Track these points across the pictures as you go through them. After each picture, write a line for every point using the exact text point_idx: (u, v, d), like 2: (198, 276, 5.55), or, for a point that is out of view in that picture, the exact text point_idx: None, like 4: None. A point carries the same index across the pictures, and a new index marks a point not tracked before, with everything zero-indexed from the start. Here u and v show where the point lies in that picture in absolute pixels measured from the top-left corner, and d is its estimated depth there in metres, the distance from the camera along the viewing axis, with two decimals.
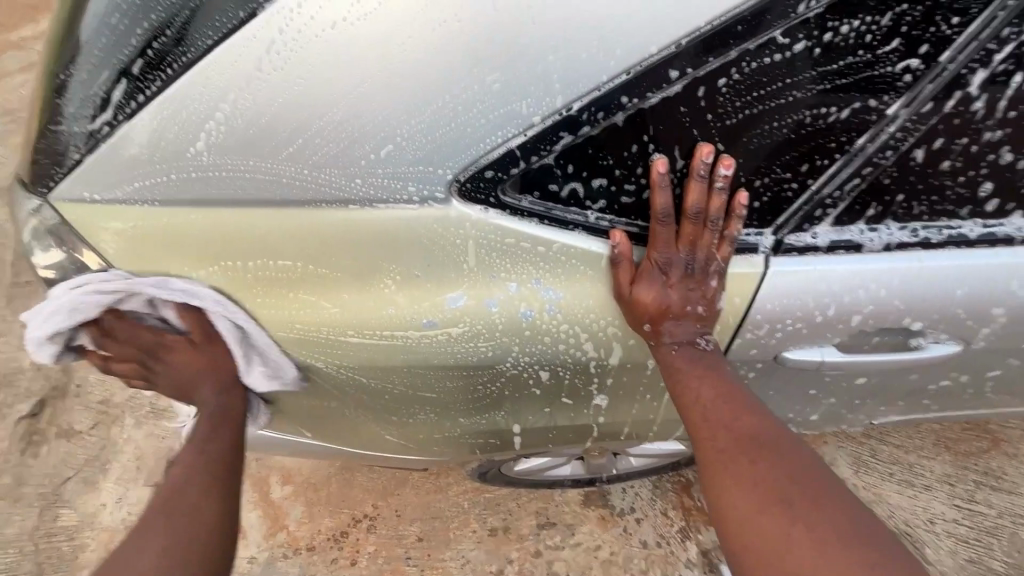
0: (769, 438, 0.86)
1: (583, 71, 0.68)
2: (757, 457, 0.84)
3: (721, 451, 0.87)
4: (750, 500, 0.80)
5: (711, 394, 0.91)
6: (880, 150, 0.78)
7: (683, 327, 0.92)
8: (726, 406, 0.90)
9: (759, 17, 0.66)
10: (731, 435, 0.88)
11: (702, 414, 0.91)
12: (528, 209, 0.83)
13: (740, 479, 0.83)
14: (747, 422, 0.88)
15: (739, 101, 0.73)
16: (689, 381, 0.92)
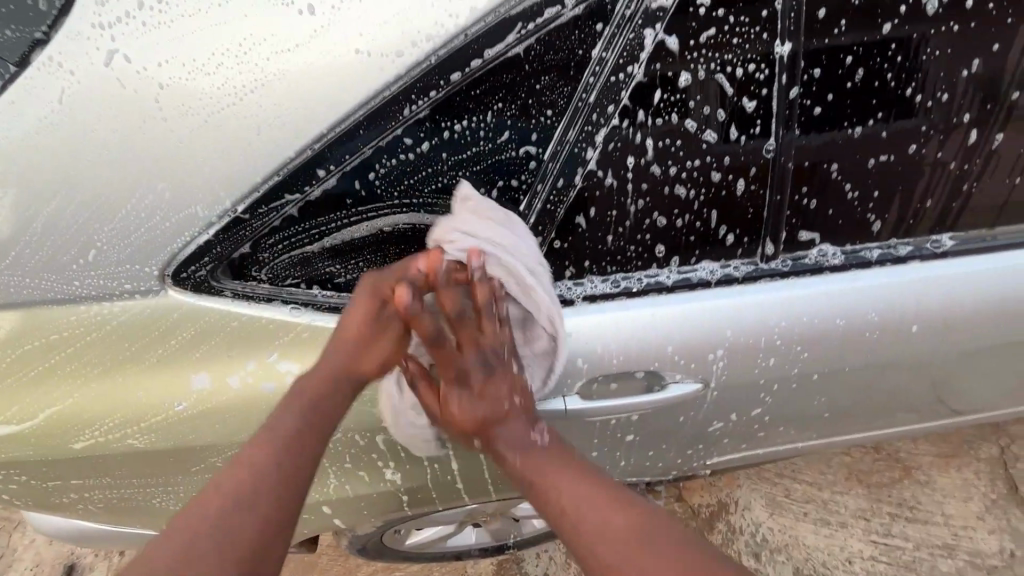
0: (618, 516, 0.88)
1: (236, 174, 0.78)
2: (609, 535, 0.87)
3: (563, 498, 0.93)
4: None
5: (547, 489, 0.95)
6: (540, 221, 0.89)
7: (519, 430, 1.00)
8: (560, 462, 0.98)
9: (373, 121, 0.77)
10: (558, 475, 0.95)
11: (540, 454, 0.98)
12: (245, 292, 0.91)
13: (575, 508, 0.92)
14: (611, 514, 0.89)
15: (397, 191, 0.84)
16: (526, 466, 0.98)
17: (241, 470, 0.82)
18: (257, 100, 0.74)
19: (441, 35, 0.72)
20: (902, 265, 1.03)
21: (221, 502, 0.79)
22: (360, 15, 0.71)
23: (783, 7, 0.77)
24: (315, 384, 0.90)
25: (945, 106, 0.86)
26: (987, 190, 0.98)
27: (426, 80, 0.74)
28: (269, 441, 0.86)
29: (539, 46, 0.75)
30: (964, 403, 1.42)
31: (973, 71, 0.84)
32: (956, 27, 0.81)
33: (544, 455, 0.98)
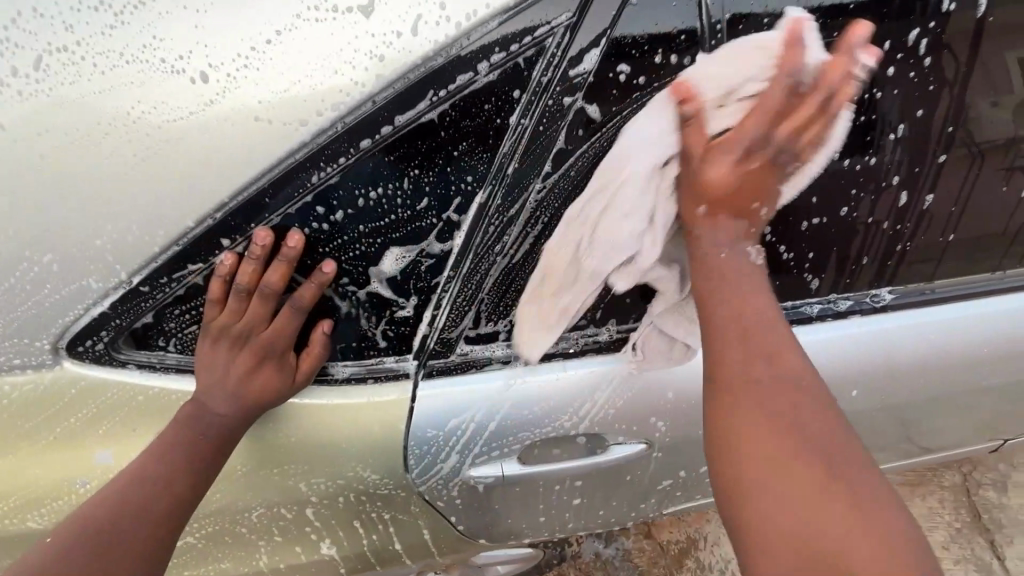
0: (807, 412, 0.74)
1: (129, 243, 0.73)
2: (791, 430, 0.73)
3: (770, 385, 0.76)
4: (781, 440, 0.72)
5: (762, 364, 0.77)
6: (467, 287, 0.85)
7: (739, 274, 0.82)
8: (767, 336, 0.79)
9: (279, 189, 0.72)
10: (761, 364, 0.77)
11: (745, 337, 0.78)
12: (150, 361, 0.85)
13: (763, 401, 0.75)
14: (785, 357, 0.78)
15: (310, 258, 0.79)
16: (734, 369, 0.77)
17: (123, 478, 0.80)
18: (149, 167, 0.69)
19: (347, 102, 0.68)
20: (843, 320, 1.02)
21: (111, 492, 0.80)
22: (258, 82, 0.67)
23: (705, 73, 0.75)
24: (210, 406, 0.84)
25: (873, 169, 0.86)
26: (922, 246, 0.97)
27: (334, 147, 0.71)
28: (161, 454, 0.82)
29: (453, 112, 0.71)
30: (921, 444, 1.40)
31: (899, 135, 0.84)
32: (878, 93, 0.80)
33: (768, 326, 0.79)
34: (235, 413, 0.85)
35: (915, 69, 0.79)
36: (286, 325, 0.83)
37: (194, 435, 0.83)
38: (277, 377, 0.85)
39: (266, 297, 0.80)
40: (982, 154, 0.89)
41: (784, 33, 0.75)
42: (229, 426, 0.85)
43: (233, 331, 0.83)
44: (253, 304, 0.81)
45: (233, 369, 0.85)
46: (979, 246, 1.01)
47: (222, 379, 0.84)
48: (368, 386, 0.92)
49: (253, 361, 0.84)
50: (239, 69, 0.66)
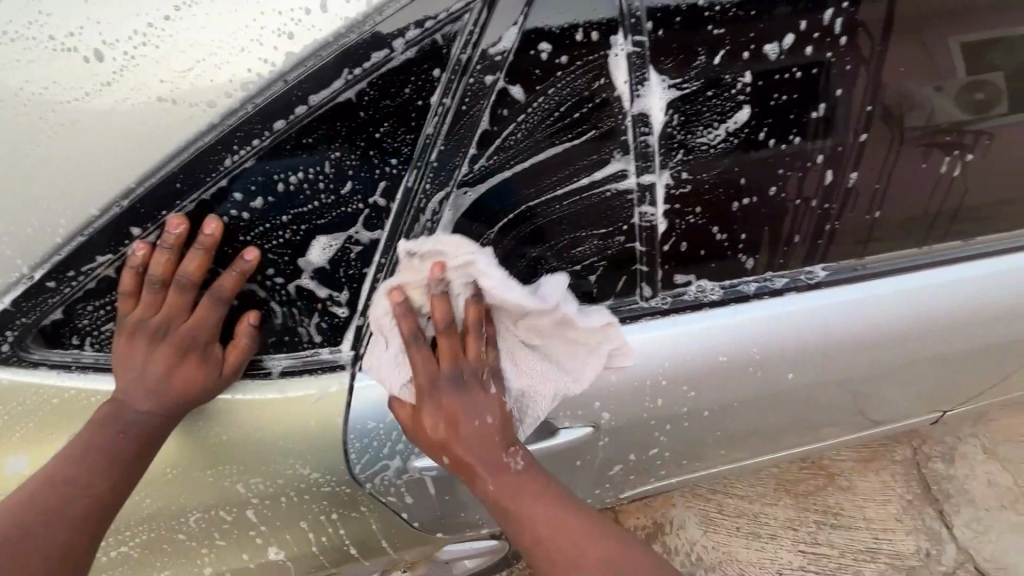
0: (571, 517, 0.90)
1: (31, 234, 0.69)
2: (552, 522, 0.89)
3: (537, 495, 0.90)
4: (542, 530, 0.89)
5: (523, 481, 0.91)
6: (400, 274, 0.82)
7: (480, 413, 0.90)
8: (470, 447, 0.90)
9: (190, 175, 0.69)
10: (513, 477, 0.90)
11: (465, 449, 0.90)
12: (63, 361, 0.80)
13: (533, 506, 0.90)
14: (509, 469, 0.91)
15: (231, 247, 0.76)
16: (504, 489, 0.90)
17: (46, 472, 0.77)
18: (46, 152, 0.66)
19: (256, 82, 0.66)
20: (780, 298, 1.04)
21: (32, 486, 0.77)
22: (158, 61, 0.64)
23: (627, 53, 0.75)
24: (128, 404, 0.80)
25: (797, 148, 0.88)
26: (850, 223, 1.00)
27: (245, 129, 0.68)
28: (81, 451, 0.78)
29: (372, 91, 0.69)
30: (865, 417, 1.43)
31: (821, 114, 0.86)
32: (799, 72, 0.81)
33: (474, 445, 0.90)
34: (161, 409, 0.82)
35: (832, 49, 0.81)
36: (211, 315, 0.80)
37: (113, 436, 0.79)
38: (199, 370, 0.81)
39: (185, 287, 0.77)
40: (903, 132, 0.92)
41: (703, 13, 0.75)
42: (155, 422, 0.82)
43: (150, 326, 0.79)
44: (170, 297, 0.77)
45: (154, 366, 0.81)
46: (905, 222, 1.05)
47: (143, 376, 0.81)
48: (304, 378, 0.89)
49: (176, 356, 0.81)
50: (135, 47, 0.63)
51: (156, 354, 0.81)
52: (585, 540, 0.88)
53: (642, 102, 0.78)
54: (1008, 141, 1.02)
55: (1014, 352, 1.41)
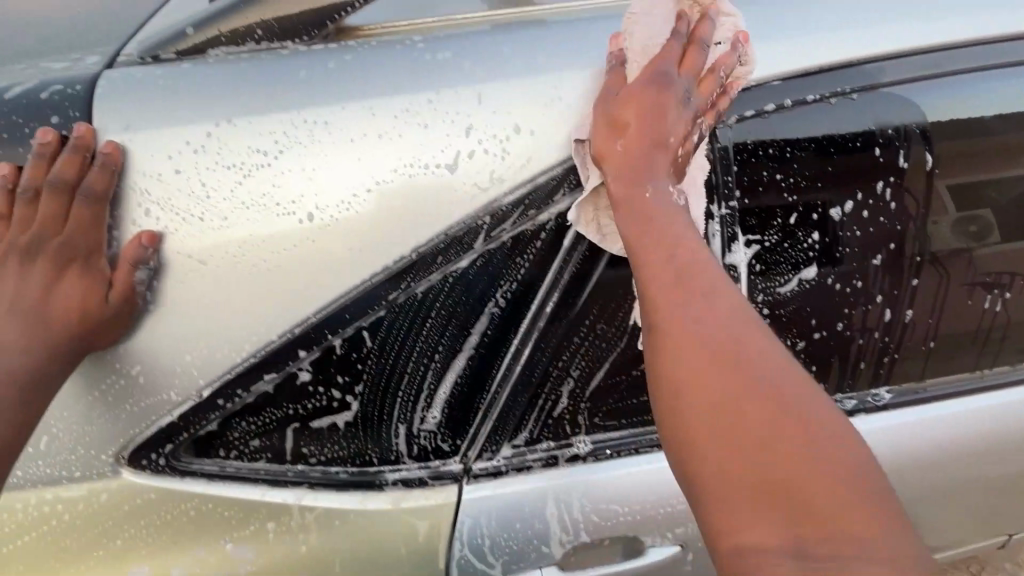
0: (771, 376, 0.66)
1: (217, 356, 0.80)
2: (732, 359, 0.67)
3: (750, 365, 0.67)
4: (745, 454, 0.63)
5: (714, 333, 0.69)
6: (515, 393, 0.93)
7: (667, 205, 0.79)
8: (665, 275, 0.74)
9: (357, 309, 0.82)
10: (687, 286, 0.72)
11: (674, 246, 0.76)
12: (205, 470, 0.87)
13: (712, 412, 0.65)
14: (698, 308, 0.71)
15: (377, 367, 0.87)
16: (693, 275, 0.73)
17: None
18: (244, 287, 0.78)
19: (424, 236, 0.79)
20: (853, 418, 1.10)
21: None
22: (354, 220, 0.78)
23: (722, 215, 0.90)
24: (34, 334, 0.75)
25: (859, 290, 1.01)
26: (908, 351, 1.10)
27: (408, 273, 0.81)
28: None
29: (516, 241, 0.84)
30: (937, 540, 1.41)
31: (879, 263, 1.00)
32: (856, 230, 0.97)
33: (708, 279, 0.73)
34: (56, 340, 0.75)
35: (885, 213, 0.97)
36: (83, 228, 0.74)
37: (13, 375, 0.73)
38: (73, 292, 0.75)
39: (65, 194, 0.73)
40: (948, 274, 1.05)
41: (781, 184, 0.91)
42: (55, 370, 0.75)
43: (21, 241, 0.74)
44: (44, 203, 0.73)
45: (43, 288, 0.75)
46: (956, 352, 1.15)
47: (51, 309, 0.75)
48: (417, 490, 0.93)
49: (101, 317, 0.74)
50: (337, 210, 0.77)
51: (74, 297, 0.74)
52: (834, 440, 0.63)
53: (731, 256, 0.92)
54: None
55: None
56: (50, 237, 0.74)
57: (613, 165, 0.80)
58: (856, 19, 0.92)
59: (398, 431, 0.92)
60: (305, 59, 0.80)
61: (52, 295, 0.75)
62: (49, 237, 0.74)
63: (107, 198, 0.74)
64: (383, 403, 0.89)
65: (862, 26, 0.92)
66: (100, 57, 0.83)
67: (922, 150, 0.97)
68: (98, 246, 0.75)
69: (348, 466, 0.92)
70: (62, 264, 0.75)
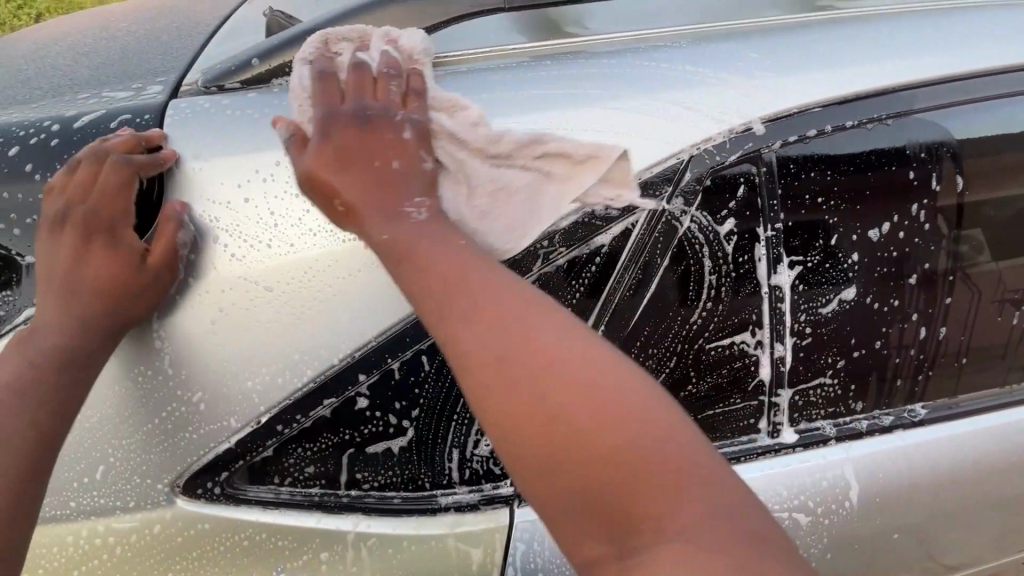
0: (603, 398, 0.61)
1: (278, 382, 0.79)
2: (546, 387, 0.61)
3: (566, 389, 0.61)
4: (566, 492, 0.59)
5: (493, 357, 0.63)
6: None
7: (417, 227, 0.71)
8: (462, 302, 0.66)
9: (417, 332, 0.82)
10: (472, 316, 0.65)
11: (433, 269, 0.68)
12: (260, 497, 0.86)
13: (544, 455, 0.60)
14: (509, 335, 0.64)
15: (434, 390, 0.87)
16: (487, 292, 0.67)
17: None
18: (307, 312, 0.78)
19: None
20: (889, 434, 1.12)
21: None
22: None
23: (768, 237, 0.93)
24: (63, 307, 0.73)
25: (895, 309, 1.04)
26: (942, 368, 1.13)
27: None
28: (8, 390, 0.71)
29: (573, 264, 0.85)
30: (972, 556, 1.41)
31: (913, 283, 1.03)
32: (892, 250, 1.00)
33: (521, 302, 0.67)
34: (87, 313, 0.73)
35: (919, 234, 1.01)
36: (115, 198, 0.73)
37: (53, 355, 0.72)
38: (102, 260, 0.73)
39: (99, 171, 0.74)
40: (979, 291, 1.08)
41: (823, 206, 0.95)
42: (92, 350, 0.73)
43: (54, 211, 0.73)
44: (78, 174, 0.74)
45: (75, 263, 0.73)
46: (986, 367, 1.17)
47: (83, 284, 0.73)
48: (469, 514, 0.93)
49: (137, 289, 0.73)
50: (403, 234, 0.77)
51: (108, 271, 0.73)
52: (688, 447, 0.61)
53: (776, 277, 0.95)
54: None
55: None
56: (78, 205, 0.73)
57: (353, 177, 0.72)
58: (888, 51, 0.96)
59: (452, 455, 0.92)
60: None
61: (79, 265, 0.73)
62: (77, 207, 0.73)
63: (138, 168, 0.73)
64: (438, 426, 0.89)
65: (894, 57, 0.96)
66: (162, 88, 0.85)
67: (952, 173, 1.01)
68: (128, 212, 0.74)
69: (402, 491, 0.91)
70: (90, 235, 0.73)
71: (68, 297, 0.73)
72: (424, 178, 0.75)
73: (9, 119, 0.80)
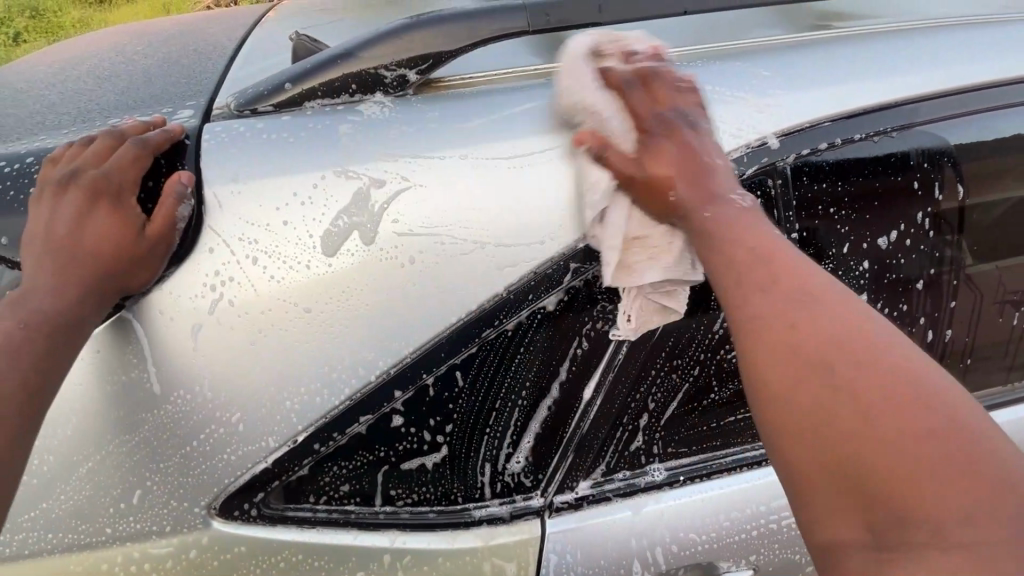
0: (882, 366, 0.60)
1: (315, 401, 0.80)
2: (838, 354, 0.61)
3: (863, 354, 0.60)
4: (847, 459, 0.57)
5: (819, 331, 0.62)
6: (595, 424, 0.96)
7: (738, 213, 0.72)
8: (787, 270, 0.66)
9: (451, 347, 0.83)
10: (767, 283, 0.65)
11: (731, 245, 0.69)
12: (296, 516, 0.86)
13: (808, 420, 0.60)
14: (829, 300, 0.65)
15: (467, 403, 0.88)
16: (751, 258, 0.68)
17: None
18: (344, 330, 0.79)
19: (518, 274, 0.82)
20: None
21: None
22: (452, 262, 0.80)
23: None
24: (55, 268, 0.70)
25: (905, 313, 1.08)
26: (949, 368, 1.17)
27: (501, 311, 0.83)
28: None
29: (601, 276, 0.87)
30: None
31: (920, 287, 1.08)
32: (901, 256, 1.04)
33: (819, 280, 0.66)
34: (80, 273, 0.70)
35: (924, 240, 1.05)
36: (125, 169, 0.75)
37: (46, 317, 0.69)
38: (102, 224, 0.72)
39: (115, 147, 0.77)
40: (981, 294, 1.13)
41: (835, 216, 0.98)
42: (87, 313, 0.71)
43: (58, 176, 0.73)
44: (89, 148, 0.76)
45: (73, 224, 0.71)
46: (988, 367, 1.22)
47: (80, 245, 0.71)
48: (502, 527, 0.93)
49: (138, 252, 0.72)
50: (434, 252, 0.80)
51: (107, 232, 0.72)
52: (965, 414, 0.58)
53: None
54: None
55: None
56: (82, 173, 0.73)
57: (668, 170, 0.75)
58: (891, 67, 1.01)
59: (485, 468, 0.93)
60: (400, 113, 0.84)
61: (75, 229, 0.71)
62: (80, 175, 0.73)
63: (153, 149, 0.77)
64: (471, 440, 0.90)
65: (896, 73, 1.01)
66: (193, 111, 0.86)
67: (953, 182, 1.06)
68: (134, 182, 0.75)
69: (436, 505, 0.92)
70: (90, 198, 0.72)
71: (61, 259, 0.71)
72: (727, 173, 0.77)
73: (41, 144, 0.81)
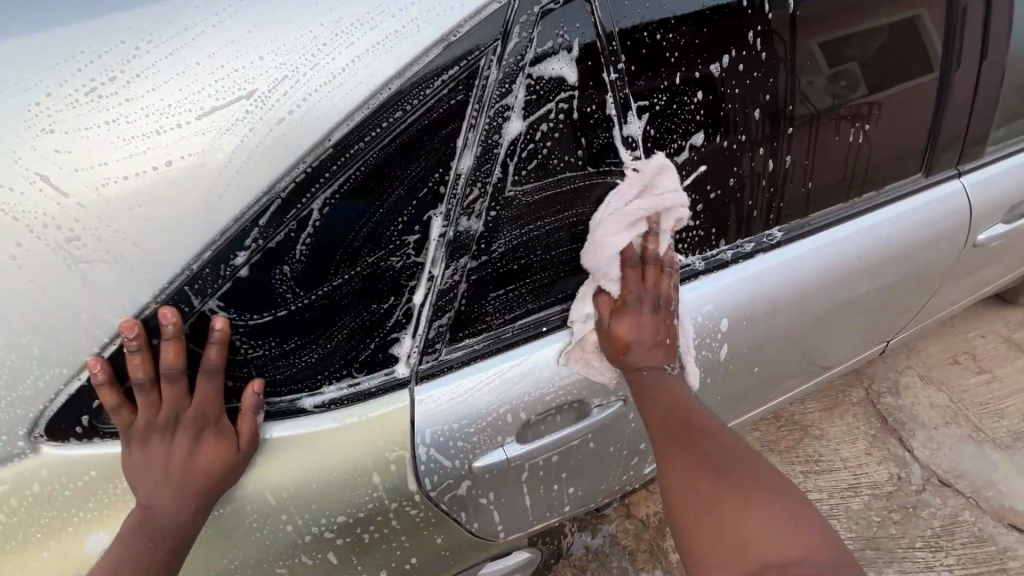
0: (711, 448, 0.90)
1: (114, 309, 0.74)
2: (689, 430, 0.95)
3: (718, 443, 0.91)
4: (721, 482, 0.83)
5: (695, 424, 0.96)
6: (442, 294, 0.93)
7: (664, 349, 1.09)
8: (664, 401, 1.02)
9: (252, 232, 0.76)
10: (654, 405, 1.02)
11: (663, 391, 1.05)
12: None
13: (676, 462, 0.90)
14: (683, 414, 0.99)
15: (297, 293, 0.83)
16: (661, 390, 1.04)
17: None
18: (121, 232, 0.71)
19: (308, 146, 0.75)
20: (752, 259, 1.23)
21: None
22: (228, 141, 0.72)
23: (612, 81, 0.92)
24: None
25: (744, 142, 1.09)
26: (792, 195, 1.23)
27: (299, 188, 0.76)
28: None
29: (411, 135, 0.80)
30: (835, 356, 1.65)
31: (758, 115, 1.08)
32: (735, 82, 1.03)
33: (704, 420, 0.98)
34: None
35: (756, 65, 1.04)
36: None
37: None
38: None
39: None
40: (817, 113, 1.16)
41: (663, 44, 0.94)
42: None
43: None
44: None
45: None
46: (831, 188, 1.29)
47: None
48: (370, 403, 0.95)
49: None
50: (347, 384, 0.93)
51: None
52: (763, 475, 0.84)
53: (627, 127, 0.96)
54: (895, 108, 1.29)
55: (932, 284, 1.71)
56: None
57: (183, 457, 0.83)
58: None
59: (337, 355, 0.91)
60: None
61: None
62: None
63: None
64: (313, 329, 0.87)
65: None
66: None
67: None
68: None
69: (297, 395, 0.91)
70: None
71: None
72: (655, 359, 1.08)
73: None
